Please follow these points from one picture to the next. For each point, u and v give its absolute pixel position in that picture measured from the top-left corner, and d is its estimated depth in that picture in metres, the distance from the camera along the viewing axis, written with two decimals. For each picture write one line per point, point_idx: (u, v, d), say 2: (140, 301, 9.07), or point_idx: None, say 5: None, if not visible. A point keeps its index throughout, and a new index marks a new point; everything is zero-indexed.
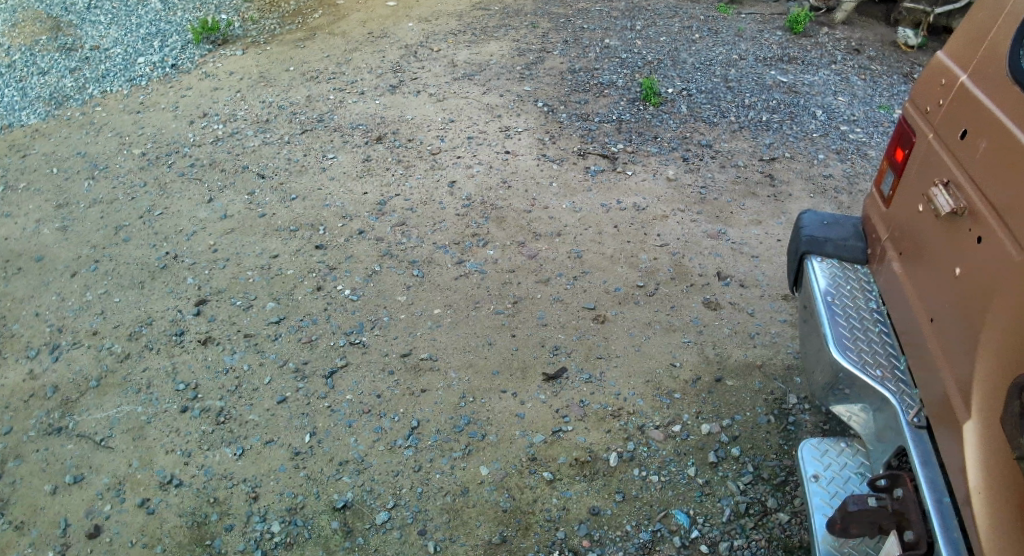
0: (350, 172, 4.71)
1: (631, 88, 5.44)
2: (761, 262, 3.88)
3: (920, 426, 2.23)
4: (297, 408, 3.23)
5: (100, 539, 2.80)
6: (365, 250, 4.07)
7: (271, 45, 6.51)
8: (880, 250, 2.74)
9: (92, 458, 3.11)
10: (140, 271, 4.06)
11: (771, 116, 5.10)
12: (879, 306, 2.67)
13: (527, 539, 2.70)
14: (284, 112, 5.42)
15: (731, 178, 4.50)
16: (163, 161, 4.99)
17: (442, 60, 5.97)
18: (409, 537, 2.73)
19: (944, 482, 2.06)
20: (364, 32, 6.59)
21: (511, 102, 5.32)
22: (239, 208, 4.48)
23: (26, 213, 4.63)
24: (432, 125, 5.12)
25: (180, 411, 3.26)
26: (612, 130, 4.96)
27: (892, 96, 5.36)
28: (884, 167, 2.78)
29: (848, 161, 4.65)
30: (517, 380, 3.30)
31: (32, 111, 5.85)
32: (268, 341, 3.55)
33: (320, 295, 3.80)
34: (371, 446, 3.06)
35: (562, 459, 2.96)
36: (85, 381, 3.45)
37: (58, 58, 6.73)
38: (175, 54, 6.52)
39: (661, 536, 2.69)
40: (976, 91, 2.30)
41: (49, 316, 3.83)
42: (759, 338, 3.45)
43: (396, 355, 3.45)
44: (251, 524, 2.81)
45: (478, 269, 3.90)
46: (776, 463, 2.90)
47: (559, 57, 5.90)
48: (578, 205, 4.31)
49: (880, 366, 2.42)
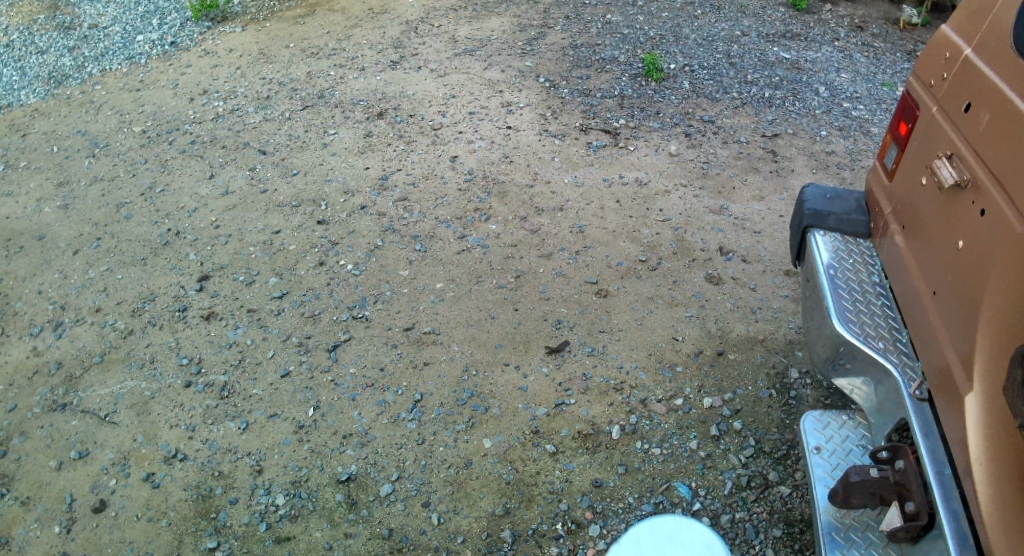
0: (352, 148, 4.69)
1: (633, 63, 5.39)
2: (764, 238, 3.87)
3: (922, 399, 2.23)
4: (301, 382, 3.24)
5: (106, 514, 2.83)
6: (368, 225, 4.06)
7: (271, 22, 6.46)
8: (882, 224, 2.72)
9: (96, 433, 3.12)
10: (142, 248, 4.06)
11: (773, 93, 5.06)
12: (881, 280, 2.66)
13: (530, 510, 2.72)
14: (285, 89, 5.38)
15: (733, 154, 4.48)
16: (164, 139, 4.97)
17: (443, 36, 5.91)
18: (413, 509, 2.75)
19: (944, 453, 2.07)
20: (364, 9, 6.52)
21: (513, 78, 5.28)
22: (240, 184, 4.47)
23: (27, 192, 4.62)
24: (434, 100, 5.09)
25: (184, 386, 3.27)
26: (614, 106, 4.93)
27: (896, 73, 5.32)
28: (887, 141, 2.76)
29: (851, 137, 4.62)
30: (519, 352, 3.31)
31: (31, 90, 5.82)
32: (271, 316, 3.56)
33: (323, 270, 3.79)
34: (374, 420, 3.07)
35: (564, 432, 2.97)
36: (88, 356, 3.46)
37: (57, 37, 6.69)
38: (174, 31, 6.47)
39: (663, 508, 2.70)
40: (980, 66, 2.27)
41: (52, 294, 3.83)
42: (761, 313, 3.44)
43: (398, 329, 3.45)
44: (255, 497, 2.83)
45: (480, 244, 3.89)
46: (778, 437, 2.90)
47: (561, 33, 5.85)
48: (580, 179, 4.29)
49: (882, 338, 2.42)
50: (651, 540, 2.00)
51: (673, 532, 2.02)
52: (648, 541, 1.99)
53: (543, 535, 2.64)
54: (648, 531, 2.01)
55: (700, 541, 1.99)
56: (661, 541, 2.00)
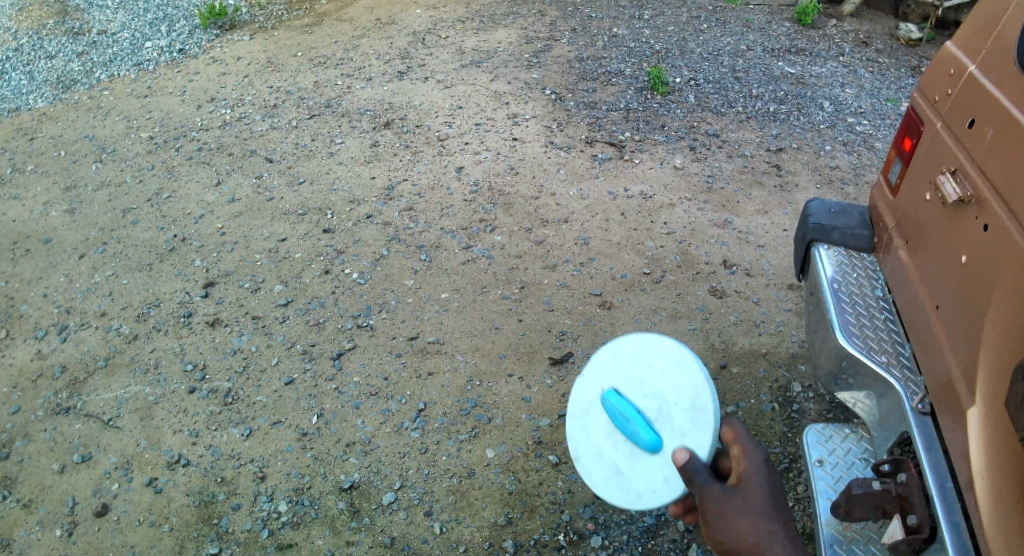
0: (358, 157, 4.72)
1: (638, 77, 5.43)
2: (768, 251, 3.89)
3: (924, 413, 2.24)
4: (305, 389, 3.25)
5: (108, 518, 2.83)
6: (374, 234, 4.08)
7: (279, 31, 6.51)
8: (886, 238, 2.74)
9: (100, 437, 3.13)
10: (148, 253, 4.08)
11: (778, 107, 5.10)
12: (884, 294, 2.67)
13: (532, 521, 2.73)
14: (292, 97, 5.42)
15: (738, 168, 4.51)
16: (171, 146, 5.00)
17: (450, 47, 5.96)
18: (415, 518, 2.76)
19: (947, 467, 2.08)
20: (372, 19, 6.57)
21: (519, 89, 5.32)
22: (247, 191, 4.49)
23: (34, 196, 4.65)
24: (441, 111, 5.13)
25: (188, 392, 3.28)
26: (619, 119, 4.96)
27: (900, 89, 5.35)
28: (892, 156, 2.78)
29: (855, 153, 4.65)
30: (523, 363, 3.32)
31: (39, 95, 5.86)
32: (276, 324, 3.57)
33: (328, 279, 3.81)
34: (378, 428, 3.08)
35: (567, 443, 2.98)
36: (93, 360, 3.47)
37: (65, 42, 6.74)
38: (183, 39, 6.52)
39: (665, 520, 2.71)
40: (984, 83, 2.30)
41: (57, 298, 3.85)
42: (765, 327, 3.46)
43: (403, 338, 3.46)
44: (258, 504, 2.84)
45: (485, 255, 3.91)
46: (780, 451, 2.91)
47: (567, 45, 5.90)
48: (585, 192, 4.32)
49: (885, 352, 2.43)
50: (617, 365, 1.96)
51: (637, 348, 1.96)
52: (613, 365, 1.98)
53: (544, 546, 2.65)
54: (613, 356, 1.97)
55: (668, 359, 1.89)
56: (627, 365, 1.94)
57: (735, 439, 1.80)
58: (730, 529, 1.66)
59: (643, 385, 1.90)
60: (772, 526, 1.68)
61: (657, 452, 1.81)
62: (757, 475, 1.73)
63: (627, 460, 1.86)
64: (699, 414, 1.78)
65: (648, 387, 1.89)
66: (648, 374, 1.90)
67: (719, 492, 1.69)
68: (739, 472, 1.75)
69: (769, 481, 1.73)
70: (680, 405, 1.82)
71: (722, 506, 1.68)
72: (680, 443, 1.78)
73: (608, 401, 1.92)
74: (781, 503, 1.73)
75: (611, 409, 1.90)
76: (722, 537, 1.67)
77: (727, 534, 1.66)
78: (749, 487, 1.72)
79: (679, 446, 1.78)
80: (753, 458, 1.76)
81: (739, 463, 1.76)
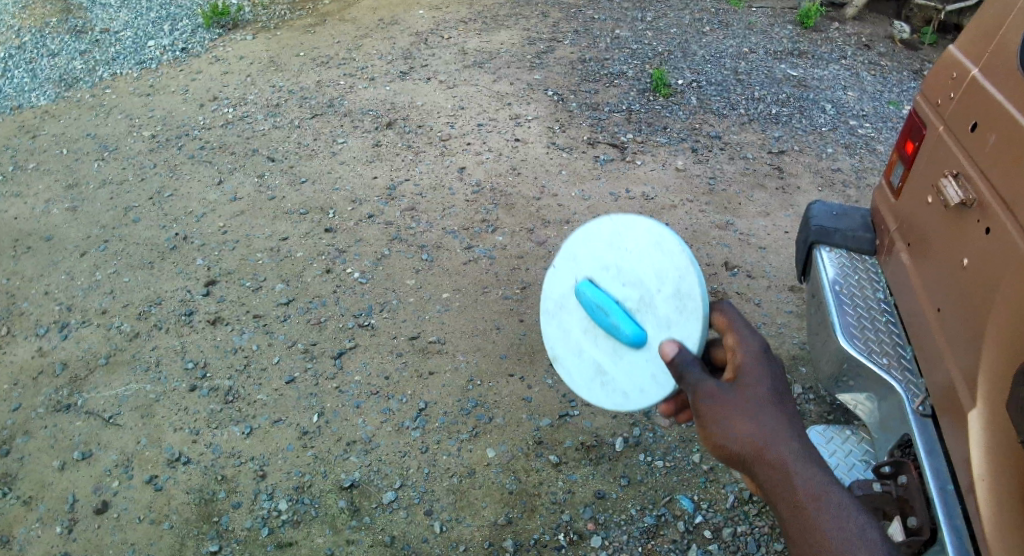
0: (360, 156, 4.73)
1: (641, 79, 5.44)
2: (769, 253, 3.89)
3: (925, 415, 2.25)
4: (306, 388, 3.25)
5: (108, 515, 2.84)
6: (375, 234, 4.08)
7: (282, 30, 6.52)
8: (888, 240, 2.75)
9: (100, 435, 3.13)
10: (150, 252, 4.08)
11: (780, 110, 5.10)
12: (886, 297, 2.68)
13: (532, 520, 2.73)
14: (294, 97, 5.42)
15: (739, 170, 4.51)
16: (173, 144, 5.00)
17: (453, 48, 5.96)
18: (415, 517, 2.76)
19: (947, 471, 2.07)
20: (375, 19, 6.58)
21: (522, 90, 5.32)
22: (249, 190, 4.50)
23: (35, 193, 4.65)
24: (443, 111, 5.13)
25: (188, 390, 3.28)
26: (622, 120, 4.96)
27: (902, 92, 5.36)
28: (894, 159, 2.78)
29: (857, 155, 4.66)
30: (524, 364, 3.32)
31: (42, 93, 5.87)
32: (277, 322, 3.57)
33: (330, 278, 3.81)
34: (378, 427, 3.08)
35: (568, 443, 2.98)
36: (94, 358, 3.48)
37: (68, 41, 6.75)
38: (186, 38, 6.53)
39: (665, 521, 2.71)
40: (986, 87, 2.31)
41: (58, 295, 3.85)
42: (766, 328, 3.46)
43: (404, 338, 3.46)
44: (258, 502, 2.84)
45: (486, 255, 3.91)
46: None
47: (570, 47, 5.90)
48: (586, 193, 4.32)
49: (886, 355, 2.44)
50: (591, 253, 1.75)
51: (612, 230, 1.70)
52: (588, 251, 1.74)
53: (544, 545, 2.65)
54: (585, 244, 1.76)
55: (646, 240, 1.64)
56: (601, 252, 1.73)
57: (728, 326, 1.61)
58: (728, 428, 1.48)
59: (622, 275, 1.67)
60: (776, 425, 1.49)
61: (643, 347, 1.62)
62: (758, 368, 1.55)
63: (611, 359, 1.69)
64: (685, 304, 1.56)
65: (628, 276, 1.66)
66: (627, 260, 1.67)
67: (715, 387, 1.51)
68: (735, 364, 1.56)
69: (769, 370, 1.55)
70: (663, 294, 1.60)
71: (718, 405, 1.49)
72: (666, 339, 1.59)
73: (584, 296, 1.70)
74: (785, 393, 1.54)
75: (588, 305, 1.69)
76: (720, 439, 1.50)
77: (725, 434, 1.49)
78: (748, 382, 1.53)
79: (666, 342, 1.58)
80: (751, 347, 1.57)
81: (735, 355, 1.58)
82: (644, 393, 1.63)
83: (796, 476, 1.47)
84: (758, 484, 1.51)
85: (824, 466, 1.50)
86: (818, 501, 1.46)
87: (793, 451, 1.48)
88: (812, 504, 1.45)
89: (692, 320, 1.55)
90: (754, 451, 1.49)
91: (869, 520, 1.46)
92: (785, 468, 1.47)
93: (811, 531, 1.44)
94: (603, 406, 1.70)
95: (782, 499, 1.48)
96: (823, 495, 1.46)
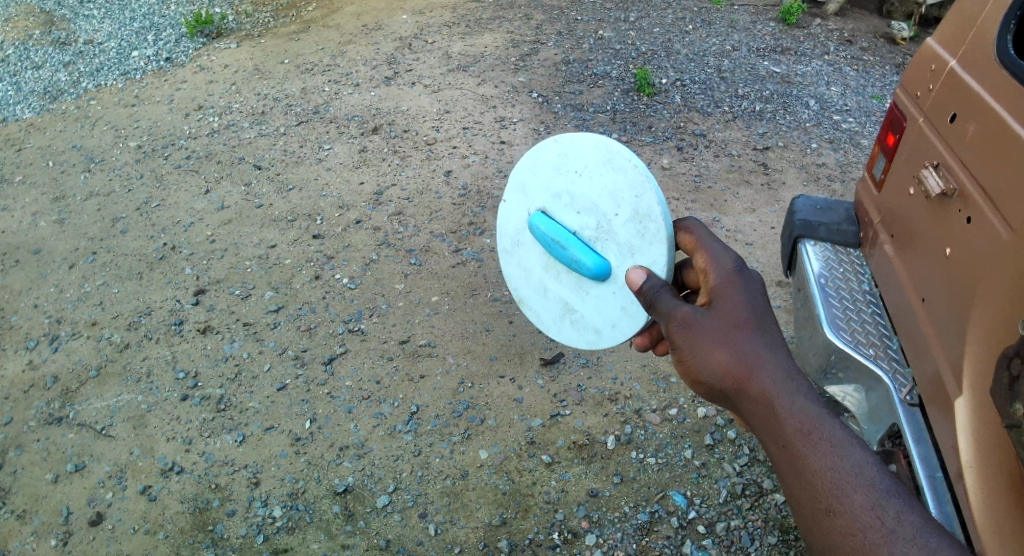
0: (346, 162, 4.73)
1: (625, 79, 5.47)
2: (756, 249, 3.93)
3: (913, 404, 2.27)
4: (298, 395, 3.26)
5: (102, 526, 2.83)
6: (364, 239, 4.09)
7: (266, 38, 6.52)
8: (872, 233, 2.78)
9: (93, 446, 3.12)
10: (138, 262, 4.07)
11: (764, 107, 5.14)
12: (871, 288, 2.70)
13: (527, 520, 2.74)
14: (280, 104, 5.43)
15: (724, 167, 4.55)
16: (159, 154, 5.00)
17: (437, 52, 5.98)
18: (410, 521, 2.77)
19: (936, 458, 2.10)
20: (359, 25, 6.59)
21: (506, 93, 5.35)
22: (236, 199, 4.50)
23: (22, 206, 4.64)
24: (428, 115, 5.14)
25: (181, 399, 3.28)
26: (607, 120, 4.99)
27: (885, 86, 5.41)
28: (876, 152, 2.81)
29: (841, 150, 4.71)
30: (514, 365, 3.34)
31: (27, 105, 5.86)
32: (267, 330, 3.58)
33: (319, 284, 3.82)
34: (371, 431, 3.09)
35: (560, 443, 3.00)
36: (84, 370, 3.47)
37: (52, 53, 6.73)
38: (169, 47, 6.51)
39: (659, 517, 2.73)
40: (965, 77, 2.34)
41: (47, 308, 3.84)
42: None
43: (394, 342, 3.47)
44: (252, 509, 2.84)
45: (475, 257, 3.93)
46: None
47: (553, 48, 5.93)
48: None
49: (872, 346, 2.45)
50: (544, 184, 1.95)
51: (562, 156, 1.90)
52: (543, 184, 1.95)
53: (539, 545, 2.67)
54: (538, 174, 1.96)
55: (595, 166, 1.84)
56: (553, 182, 1.93)
57: (696, 244, 1.79)
58: (706, 359, 1.59)
59: (579, 203, 1.88)
60: (758, 354, 1.58)
61: (609, 282, 1.84)
62: (734, 295, 1.65)
63: (582, 289, 1.91)
64: (643, 224, 1.76)
65: (584, 203, 1.87)
66: (581, 187, 1.87)
67: (687, 315, 1.63)
68: (710, 288, 1.70)
69: (742, 293, 1.66)
70: (620, 217, 1.80)
71: (693, 335, 1.61)
72: (630, 264, 1.79)
73: (546, 230, 1.92)
74: (767, 319, 1.63)
75: (551, 240, 1.91)
76: (699, 370, 1.61)
77: (703, 366, 1.60)
78: (724, 309, 1.64)
79: (630, 267, 1.79)
80: (723, 268, 1.71)
81: (708, 277, 1.72)
82: (617, 322, 1.86)
83: (780, 407, 1.54)
84: (746, 416, 1.61)
85: (813, 394, 1.55)
86: (805, 433, 1.51)
87: (777, 383, 1.56)
88: (799, 437, 1.51)
89: (652, 240, 1.75)
90: (736, 384, 1.58)
91: (863, 455, 1.48)
92: (768, 400, 1.55)
93: (799, 464, 1.50)
94: (577, 343, 1.96)
95: (769, 431, 1.55)
96: (811, 429, 1.51)
